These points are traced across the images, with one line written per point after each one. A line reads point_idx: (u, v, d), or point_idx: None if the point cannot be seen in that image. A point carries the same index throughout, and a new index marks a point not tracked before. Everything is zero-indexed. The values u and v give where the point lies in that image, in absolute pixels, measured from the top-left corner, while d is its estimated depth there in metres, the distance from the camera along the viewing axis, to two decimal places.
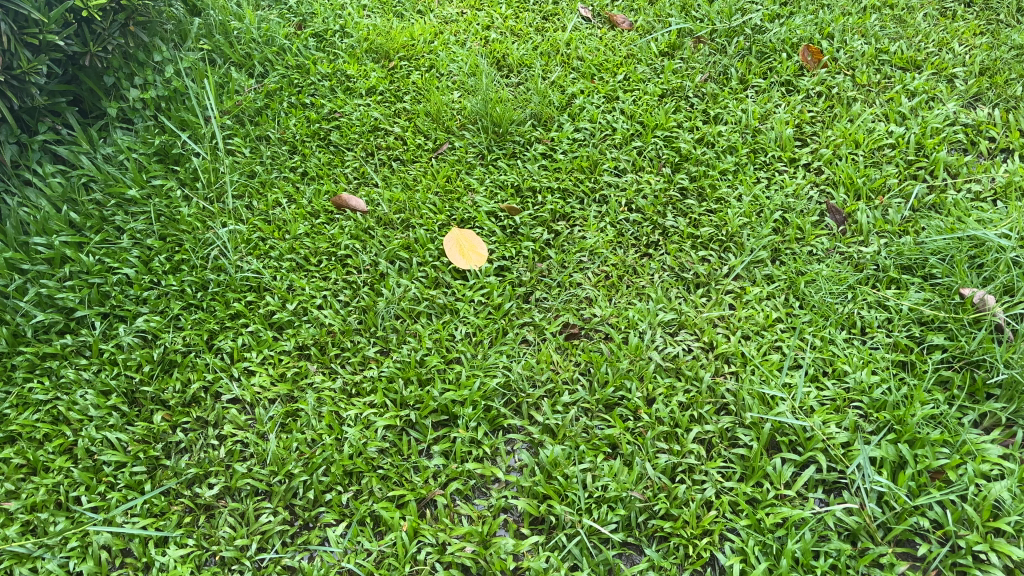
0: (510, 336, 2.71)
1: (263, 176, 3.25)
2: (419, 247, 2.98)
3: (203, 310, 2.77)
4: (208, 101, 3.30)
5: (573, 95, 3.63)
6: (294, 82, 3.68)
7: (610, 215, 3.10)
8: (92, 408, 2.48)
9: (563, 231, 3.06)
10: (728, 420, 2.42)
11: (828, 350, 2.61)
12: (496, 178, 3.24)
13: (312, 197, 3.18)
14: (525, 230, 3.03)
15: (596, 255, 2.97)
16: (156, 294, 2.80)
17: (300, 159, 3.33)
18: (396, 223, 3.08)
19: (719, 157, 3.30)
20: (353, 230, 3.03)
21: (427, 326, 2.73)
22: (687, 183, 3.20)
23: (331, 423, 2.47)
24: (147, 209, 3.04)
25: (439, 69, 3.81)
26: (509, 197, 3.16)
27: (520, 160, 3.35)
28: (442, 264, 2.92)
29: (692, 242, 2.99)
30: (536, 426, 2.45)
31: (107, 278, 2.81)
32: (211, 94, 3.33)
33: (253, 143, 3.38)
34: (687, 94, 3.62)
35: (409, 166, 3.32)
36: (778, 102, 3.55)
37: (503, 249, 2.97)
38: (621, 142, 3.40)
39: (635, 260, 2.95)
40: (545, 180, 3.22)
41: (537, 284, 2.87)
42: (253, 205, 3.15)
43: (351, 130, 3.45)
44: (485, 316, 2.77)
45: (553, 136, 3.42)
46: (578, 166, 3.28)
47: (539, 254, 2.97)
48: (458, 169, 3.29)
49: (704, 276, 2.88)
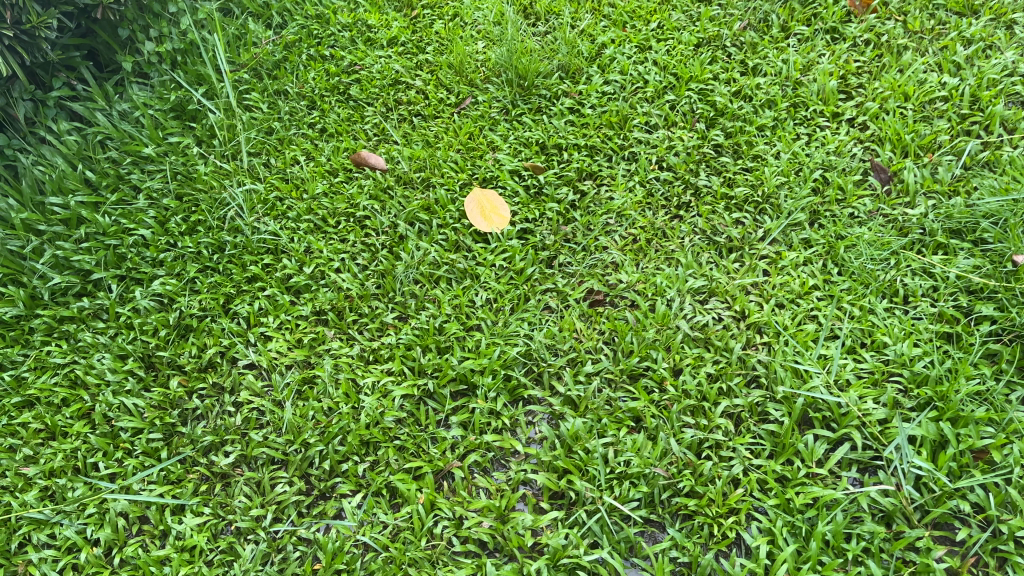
0: (533, 302, 2.62)
1: (281, 132, 3.16)
2: (440, 208, 2.87)
3: (219, 273, 2.72)
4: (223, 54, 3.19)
5: (602, 45, 3.45)
6: (313, 34, 3.57)
7: (640, 173, 2.96)
8: (109, 373, 2.46)
9: (589, 190, 2.93)
10: (758, 394, 2.32)
11: (868, 320, 2.48)
12: (520, 135, 3.10)
13: (332, 154, 3.09)
14: (550, 190, 2.91)
15: (624, 218, 2.85)
16: (172, 255, 2.75)
17: (319, 115, 3.23)
18: (416, 182, 2.98)
19: (756, 111, 3.12)
20: (373, 191, 2.95)
21: (447, 292, 2.65)
22: (722, 140, 3.03)
23: (348, 391, 2.41)
24: (163, 167, 2.98)
25: (463, 18, 3.65)
26: (533, 155, 3.03)
27: (545, 115, 3.20)
28: (463, 227, 2.82)
29: (725, 203, 2.84)
30: (558, 398, 2.37)
31: (124, 239, 2.75)
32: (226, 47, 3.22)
33: (271, 98, 3.27)
34: (724, 42, 3.40)
35: (431, 122, 3.20)
36: (822, 51, 3.34)
37: (527, 211, 2.86)
38: (653, 96, 3.21)
39: (665, 222, 2.82)
40: (572, 137, 3.07)
41: (561, 248, 2.77)
42: (270, 162, 3.07)
43: (372, 86, 3.34)
44: (507, 281, 2.67)
45: (581, 89, 3.26)
46: (606, 121, 3.13)
47: (564, 216, 2.85)
48: (481, 124, 3.16)
49: (737, 240, 2.73)
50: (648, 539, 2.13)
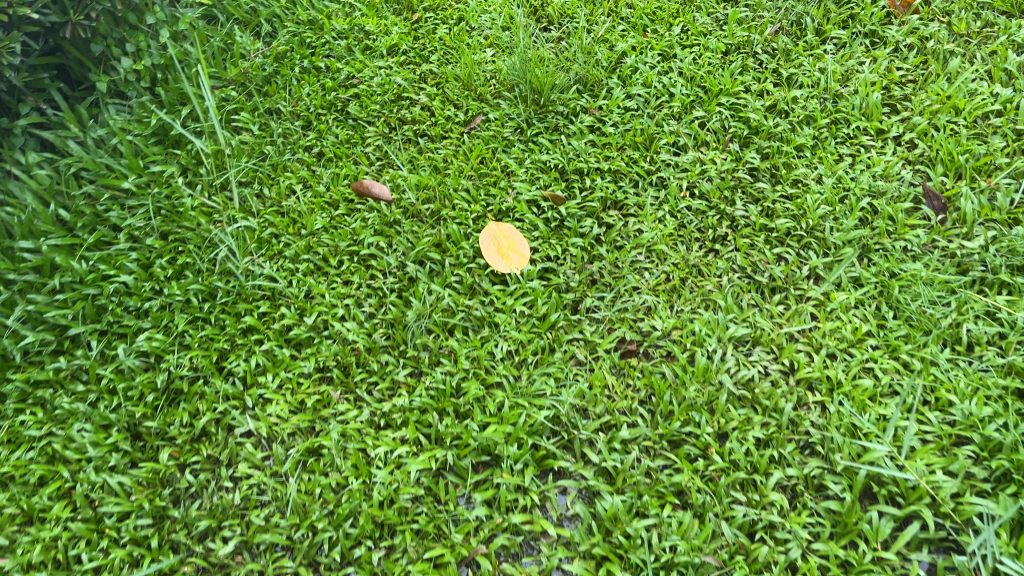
0: (559, 354, 2.37)
1: (274, 158, 2.88)
2: (452, 245, 2.61)
3: (210, 324, 2.46)
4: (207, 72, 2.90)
5: (621, 53, 3.18)
6: (307, 43, 3.28)
7: (669, 201, 2.70)
8: (91, 447, 2.20)
9: (615, 221, 2.66)
10: (815, 466, 2.09)
11: (930, 373, 2.24)
12: (537, 159, 2.83)
13: (330, 183, 2.82)
14: (572, 223, 2.65)
15: (655, 254, 2.60)
16: (158, 305, 2.49)
17: (314, 137, 2.95)
18: (424, 214, 2.71)
19: (794, 128, 2.85)
20: (377, 226, 2.69)
21: (463, 344, 2.40)
22: (758, 162, 2.76)
23: (358, 463, 2.17)
24: (145, 202, 2.70)
25: (469, 23, 3.37)
26: (552, 182, 2.76)
27: (563, 134, 2.92)
28: (478, 267, 2.56)
29: (766, 234, 2.59)
30: (591, 469, 2.14)
31: (103, 288, 2.49)
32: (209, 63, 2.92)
33: (262, 118, 2.99)
34: (755, 49, 3.12)
35: (438, 144, 2.93)
36: (861, 58, 3.07)
37: (547, 247, 2.60)
38: (680, 111, 2.94)
39: (700, 258, 2.57)
40: (594, 161, 2.81)
41: (587, 290, 2.51)
42: (264, 193, 2.80)
43: (371, 103, 3.06)
44: (529, 330, 2.42)
45: (601, 104, 2.98)
46: (630, 141, 2.86)
47: (589, 252, 2.60)
48: (493, 146, 2.89)
49: (780, 279, 2.48)
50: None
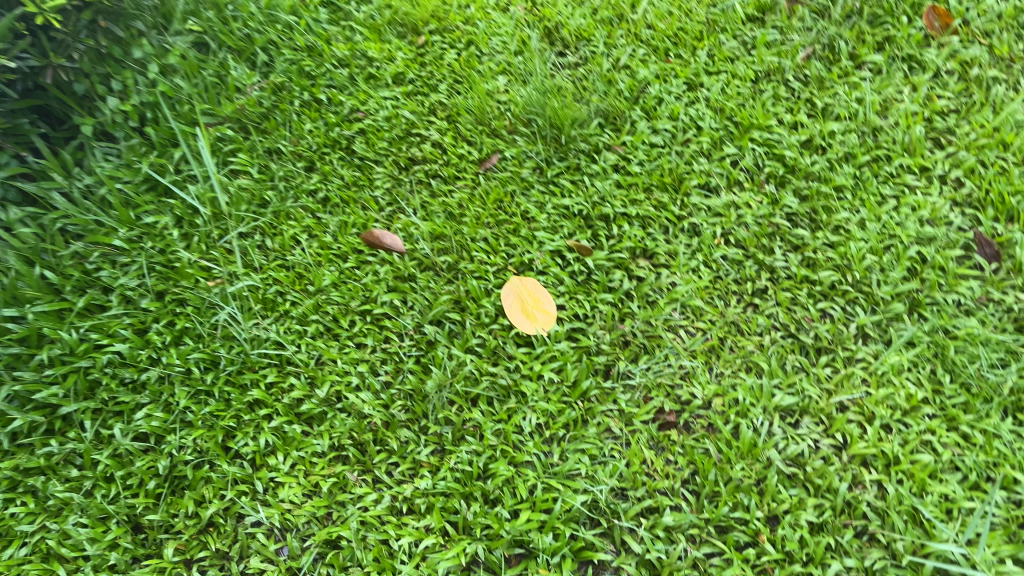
0: (592, 427, 2.20)
1: (276, 205, 2.69)
2: (472, 303, 2.43)
3: (214, 398, 2.27)
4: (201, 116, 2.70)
5: (644, 81, 2.98)
6: (306, 71, 3.07)
7: (703, 250, 2.53)
8: (88, 543, 2.01)
9: (646, 274, 2.49)
10: (877, 557, 1.92)
11: (994, 447, 2.08)
12: (559, 204, 2.64)
13: (338, 232, 2.63)
14: (600, 276, 2.47)
15: (690, 310, 2.42)
16: (156, 376, 2.30)
17: (319, 180, 2.75)
18: (440, 267, 2.53)
19: (832, 166, 2.67)
20: (391, 282, 2.50)
21: (489, 417, 2.22)
22: (796, 205, 2.59)
23: (380, 557, 1.98)
24: (138, 259, 2.51)
25: (479, 47, 3.17)
26: (576, 229, 2.58)
27: (586, 174, 2.73)
28: (501, 328, 2.38)
29: (808, 288, 2.42)
30: (634, 561, 1.96)
31: (96, 359, 2.29)
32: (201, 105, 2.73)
33: (262, 160, 2.79)
34: (787, 76, 2.94)
35: (452, 187, 2.74)
36: (899, 86, 2.89)
37: (575, 304, 2.42)
38: (710, 147, 2.76)
39: (738, 314, 2.40)
40: (620, 205, 2.62)
41: (619, 352, 2.34)
42: (266, 244, 2.61)
43: (379, 140, 2.86)
44: (559, 400, 2.25)
45: (625, 140, 2.79)
46: (658, 182, 2.68)
47: (620, 309, 2.42)
48: (512, 188, 2.71)
49: (826, 338, 2.32)
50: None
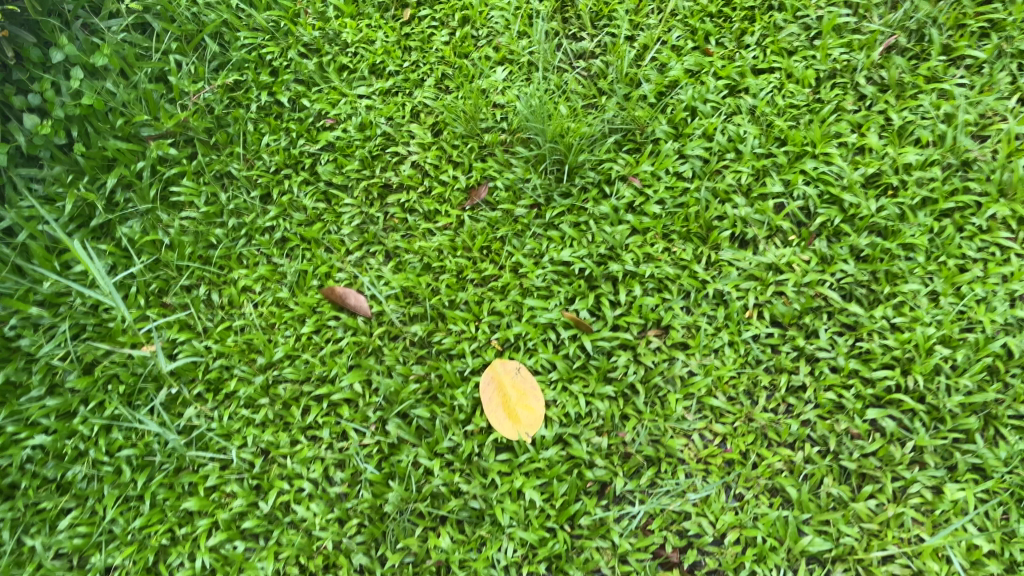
0: (578, 567, 1.84)
1: (225, 246, 2.28)
2: (445, 393, 2.03)
3: (146, 505, 1.98)
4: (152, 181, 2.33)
5: (675, 81, 2.40)
6: (267, 61, 2.56)
7: (730, 326, 2.06)
8: None
9: (657, 359, 2.04)
10: None
11: None
12: (558, 257, 2.17)
13: (296, 285, 2.23)
14: (600, 361, 2.03)
15: (708, 410, 2.00)
16: (83, 477, 2.01)
17: (275, 214, 2.32)
18: (411, 339, 2.13)
19: (904, 213, 2.12)
20: (353, 357, 2.12)
21: (458, 546, 1.88)
22: (853, 269, 2.07)
23: None
24: (63, 323, 2.17)
25: (476, 25, 2.60)
26: (576, 293, 2.12)
27: (593, 213, 2.23)
28: (478, 428, 2.00)
29: (857, 388, 1.95)
30: None
31: (15, 456, 2.01)
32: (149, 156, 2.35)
33: (211, 186, 2.35)
34: (857, 78, 2.33)
35: (432, 227, 2.27)
36: (1005, 94, 2.23)
37: (568, 397, 2.01)
38: (750, 181, 2.22)
39: (768, 419, 1.97)
40: (632, 261, 2.14)
41: (618, 466, 1.94)
42: (213, 300, 2.23)
43: (348, 160, 2.39)
44: (541, 527, 1.89)
45: (645, 168, 2.26)
46: (680, 229, 2.18)
47: (622, 405, 2.00)
48: (502, 231, 2.23)
49: (873, 461, 1.89)
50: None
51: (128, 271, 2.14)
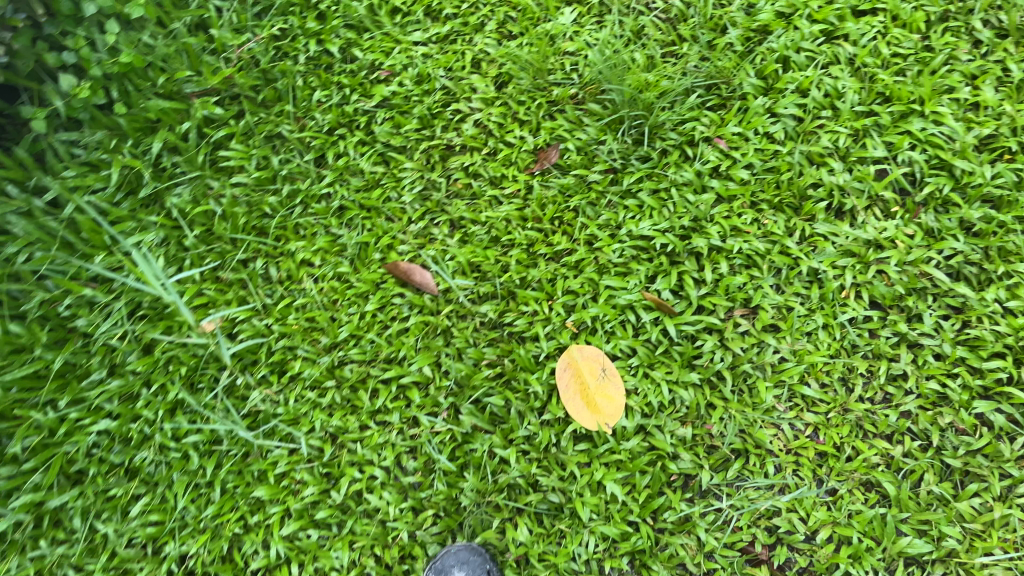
0: (662, 563, 1.78)
1: (281, 216, 2.15)
2: (520, 379, 1.94)
3: (216, 492, 1.94)
4: (198, 147, 2.19)
5: (764, 26, 2.17)
6: (314, 5, 2.37)
7: (825, 309, 1.92)
8: None
9: (745, 344, 1.91)
10: None
11: None
12: (637, 231, 2.02)
13: (357, 258, 2.11)
14: (684, 347, 1.92)
15: (798, 399, 1.89)
16: (151, 463, 1.97)
17: (331, 180, 2.18)
18: (481, 319, 2.01)
19: (1022, 180, 1.92)
20: (421, 338, 2.02)
21: (537, 539, 1.83)
22: (964, 245, 1.89)
23: None
24: (119, 301, 2.08)
25: None
26: (657, 271, 1.98)
27: (675, 179, 2.05)
28: (555, 418, 1.90)
29: (964, 377, 1.82)
30: None
31: (81, 442, 1.96)
32: (194, 117, 2.20)
33: (262, 149, 2.21)
34: (971, 23, 2.08)
35: (498, 195, 2.12)
36: None
37: (649, 385, 1.90)
38: (848, 143, 2.02)
39: (864, 410, 1.85)
40: (717, 235, 1.98)
41: (703, 458, 1.85)
42: (271, 275, 2.12)
43: (406, 119, 2.22)
44: (623, 521, 1.82)
45: (732, 129, 2.07)
46: (770, 197, 2.01)
47: (708, 393, 1.89)
48: (576, 200, 2.07)
49: (979, 458, 1.77)
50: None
51: (191, 273, 2.02)
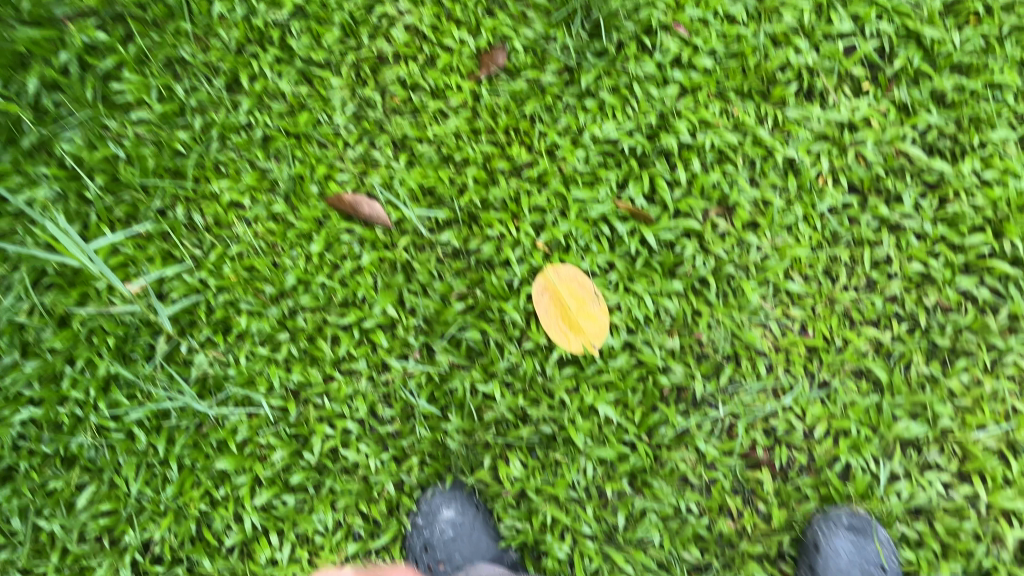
0: (663, 479, 1.73)
1: (198, 154, 1.88)
2: (495, 309, 1.79)
3: (174, 470, 1.75)
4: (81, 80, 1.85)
5: None
6: None
7: (803, 199, 1.83)
8: None
9: (726, 246, 1.82)
10: None
11: None
12: (600, 134, 1.86)
13: (293, 194, 1.88)
14: (664, 255, 1.81)
15: (783, 295, 1.81)
16: (92, 449, 1.74)
17: (249, 107, 1.91)
18: (443, 248, 1.84)
19: (989, 44, 1.85)
20: (378, 276, 1.83)
21: (531, 472, 1.74)
22: (937, 119, 1.83)
23: None
24: (20, 272, 1.76)
25: None
26: (627, 177, 1.85)
27: (636, 74, 1.88)
28: (538, 346, 1.78)
29: (947, 256, 1.78)
30: None
31: (3, 437, 1.71)
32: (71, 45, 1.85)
33: (161, 77, 1.90)
34: None
35: (444, 107, 1.91)
36: None
37: (632, 299, 1.79)
38: (813, 19, 1.89)
39: (850, 300, 1.80)
40: (686, 131, 1.85)
41: (693, 367, 1.77)
42: (196, 222, 1.86)
43: (326, 29, 1.94)
44: (619, 442, 1.74)
45: (691, 13, 1.89)
46: (737, 85, 1.88)
47: (693, 301, 1.80)
48: (530, 106, 1.89)
49: (968, 335, 1.75)
50: (856, 551, 1.62)
51: (110, 236, 1.77)
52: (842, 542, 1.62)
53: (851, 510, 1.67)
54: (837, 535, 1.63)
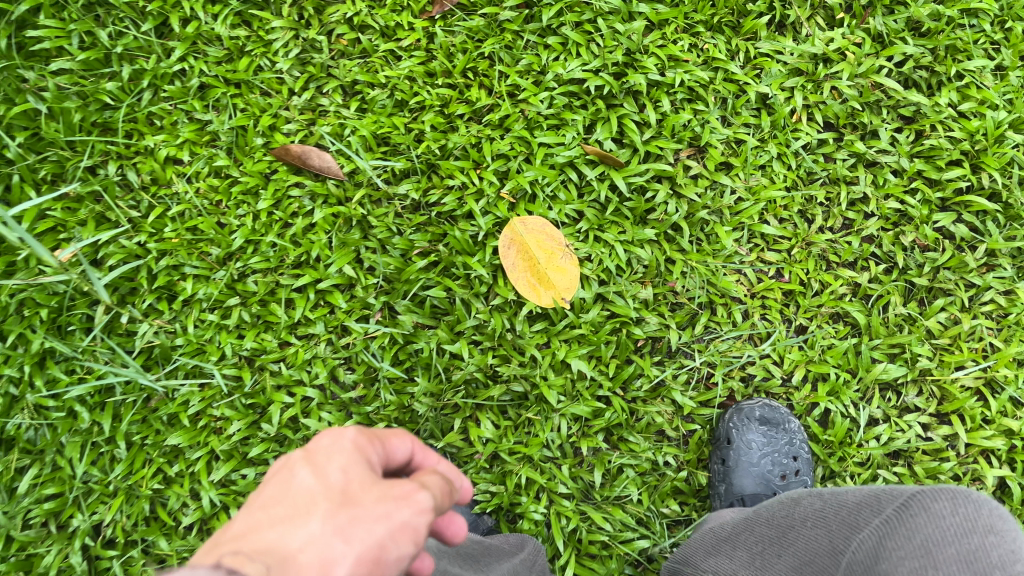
0: (640, 434, 1.66)
1: (129, 106, 1.73)
2: (459, 265, 1.69)
3: (122, 448, 1.63)
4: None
5: None
6: None
7: (777, 137, 1.75)
8: None
9: (698, 189, 1.74)
10: None
11: None
12: (564, 73, 1.75)
13: (236, 147, 1.74)
14: (635, 201, 1.72)
15: (758, 239, 1.75)
16: (30, 430, 1.62)
17: (182, 53, 1.75)
18: (401, 201, 1.73)
19: None
20: (333, 233, 1.71)
21: (503, 433, 1.66)
22: (913, 49, 1.75)
23: None
24: None
25: None
26: (594, 119, 1.75)
27: (600, 8, 1.77)
28: (505, 301, 1.68)
29: (924, 192, 1.73)
30: None
31: None
32: None
33: (82, 22, 1.73)
34: None
35: (395, 48, 1.78)
36: None
37: (602, 248, 1.70)
38: None
39: (827, 242, 1.74)
40: (654, 68, 1.75)
41: (668, 317, 1.70)
42: (132, 181, 1.72)
43: None
44: (592, 398, 1.67)
45: None
46: (705, 18, 1.77)
47: (666, 248, 1.72)
48: (489, 45, 1.76)
49: (946, 274, 1.71)
50: (767, 442, 1.63)
51: (36, 201, 1.59)
52: (753, 434, 1.62)
53: (764, 403, 1.66)
54: (749, 428, 1.63)
